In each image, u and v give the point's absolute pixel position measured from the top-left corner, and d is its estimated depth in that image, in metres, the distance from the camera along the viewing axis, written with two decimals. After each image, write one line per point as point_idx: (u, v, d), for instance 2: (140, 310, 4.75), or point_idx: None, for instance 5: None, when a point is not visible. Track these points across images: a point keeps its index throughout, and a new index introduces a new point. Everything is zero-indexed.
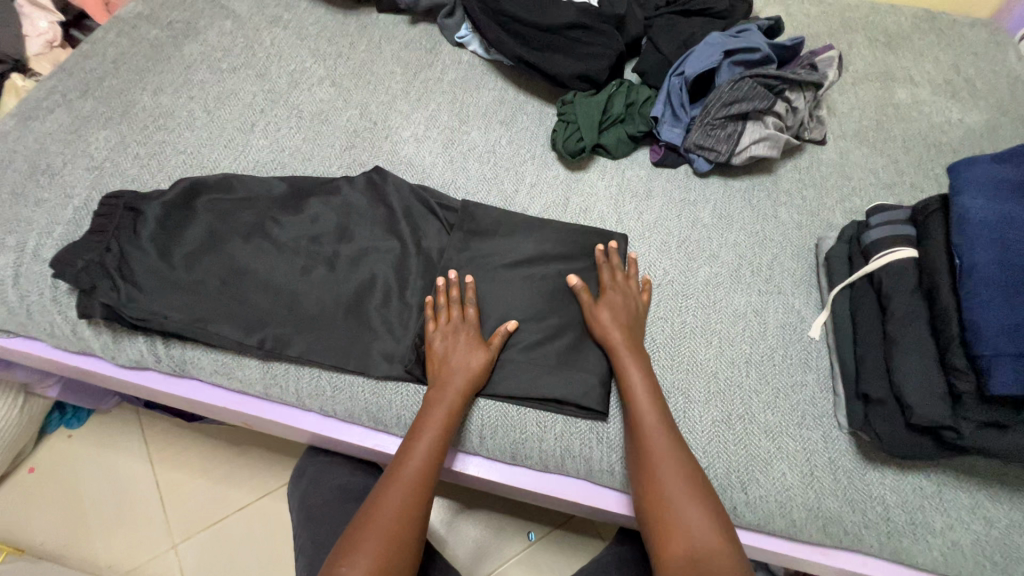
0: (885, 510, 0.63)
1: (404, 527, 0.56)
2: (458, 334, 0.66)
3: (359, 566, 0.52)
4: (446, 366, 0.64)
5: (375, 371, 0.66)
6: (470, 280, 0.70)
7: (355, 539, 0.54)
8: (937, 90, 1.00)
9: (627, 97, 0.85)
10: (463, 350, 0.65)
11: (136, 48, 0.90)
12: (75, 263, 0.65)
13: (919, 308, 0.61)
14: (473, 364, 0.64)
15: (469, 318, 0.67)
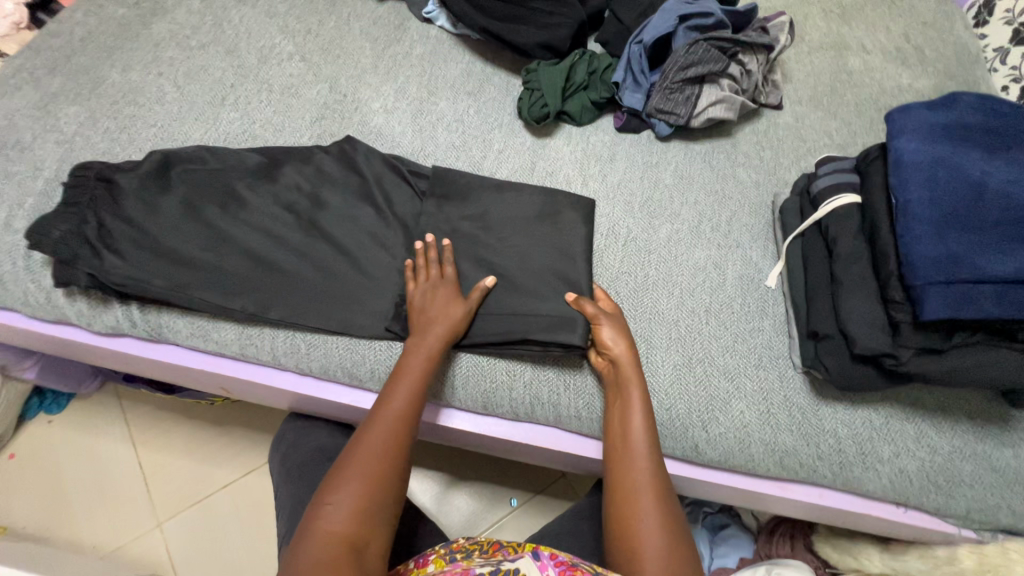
0: (837, 442, 0.67)
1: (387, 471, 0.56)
2: (436, 291, 0.67)
3: (342, 504, 0.52)
4: (424, 319, 0.65)
5: (350, 327, 0.68)
6: (448, 242, 0.70)
7: (338, 479, 0.54)
8: (888, 57, 1.04)
9: (589, 65, 0.88)
10: (441, 306, 0.66)
11: (104, 27, 0.90)
12: (48, 230, 0.66)
13: (862, 248, 0.65)
14: (453, 320, 0.65)
15: (446, 277, 0.68)
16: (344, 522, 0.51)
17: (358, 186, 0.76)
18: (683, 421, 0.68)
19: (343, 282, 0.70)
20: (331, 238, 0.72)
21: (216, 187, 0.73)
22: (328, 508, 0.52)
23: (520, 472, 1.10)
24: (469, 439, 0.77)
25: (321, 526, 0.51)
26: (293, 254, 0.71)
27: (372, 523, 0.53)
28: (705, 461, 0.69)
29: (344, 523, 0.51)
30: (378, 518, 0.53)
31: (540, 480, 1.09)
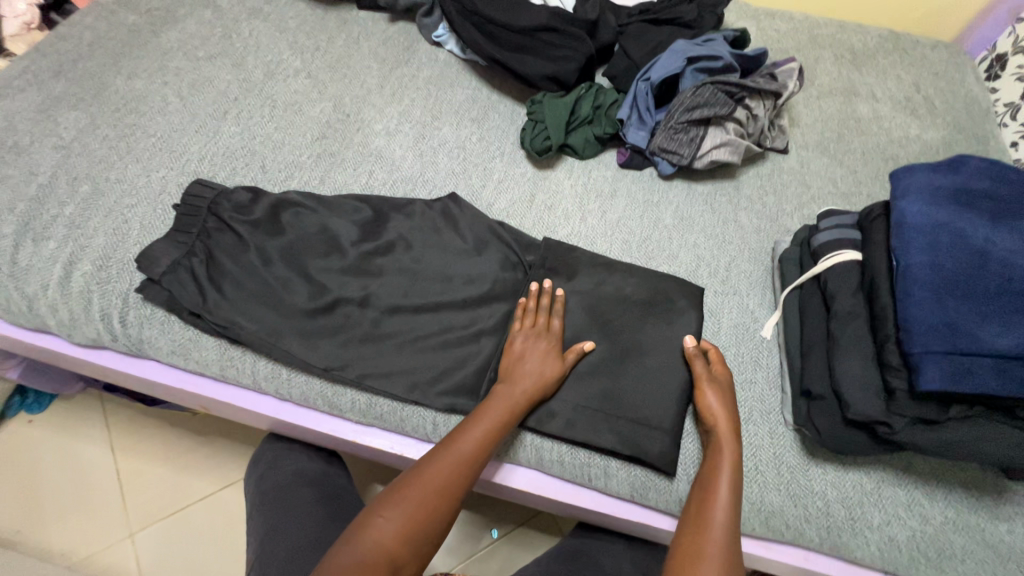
0: (826, 505, 0.65)
1: (451, 497, 0.55)
2: (538, 345, 0.66)
3: (394, 521, 0.52)
4: (520, 365, 0.65)
5: (329, 357, 0.66)
6: (562, 293, 0.70)
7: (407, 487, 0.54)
8: (897, 106, 1.03)
9: (595, 100, 0.87)
10: (538, 358, 0.65)
11: (114, 33, 0.90)
12: None
13: (860, 308, 0.64)
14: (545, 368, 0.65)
15: (552, 330, 0.68)
16: (393, 535, 0.51)
17: (355, 212, 0.75)
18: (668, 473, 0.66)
19: (329, 307, 0.68)
20: (320, 263, 0.71)
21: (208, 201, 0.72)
22: (386, 514, 0.52)
23: (503, 502, 1.08)
24: None
25: (371, 533, 0.51)
26: (280, 277, 0.69)
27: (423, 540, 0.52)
28: None
29: (396, 530, 0.51)
30: (423, 543, 0.52)
31: (524, 512, 1.07)
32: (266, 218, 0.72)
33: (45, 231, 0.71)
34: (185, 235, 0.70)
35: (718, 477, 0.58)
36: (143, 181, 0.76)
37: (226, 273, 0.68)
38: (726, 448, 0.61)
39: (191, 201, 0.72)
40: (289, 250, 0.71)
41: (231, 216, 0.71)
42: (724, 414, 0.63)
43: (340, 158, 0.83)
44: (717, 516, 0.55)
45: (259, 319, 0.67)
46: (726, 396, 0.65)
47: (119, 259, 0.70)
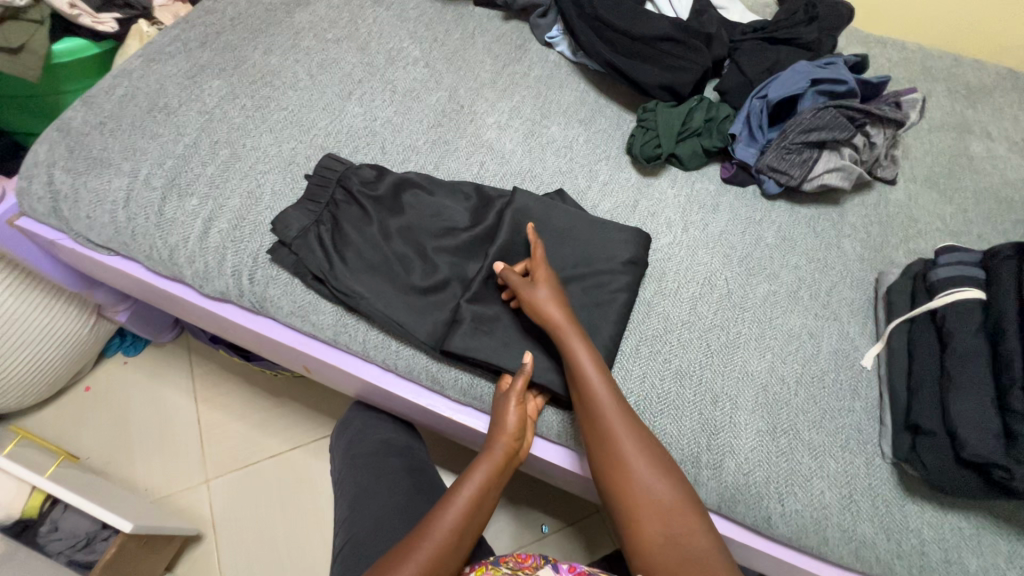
0: (920, 543, 0.64)
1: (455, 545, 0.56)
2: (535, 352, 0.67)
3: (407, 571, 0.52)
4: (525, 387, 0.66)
5: (438, 333, 0.69)
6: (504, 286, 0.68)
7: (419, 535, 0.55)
8: (1013, 147, 1.00)
9: (707, 113, 0.88)
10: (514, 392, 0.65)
11: (252, 11, 0.97)
12: None
13: (981, 348, 0.63)
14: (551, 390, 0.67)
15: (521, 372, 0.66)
16: None
17: (469, 199, 0.78)
18: (760, 489, 0.66)
19: (441, 285, 0.71)
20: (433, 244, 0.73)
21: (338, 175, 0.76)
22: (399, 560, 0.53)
23: (556, 499, 1.10)
24: (530, 461, 0.77)
25: None
26: (397, 251, 0.72)
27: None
28: (776, 535, 0.66)
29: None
30: None
31: (576, 512, 1.09)
32: (387, 197, 0.75)
33: (188, 188, 0.76)
34: (313, 204, 0.75)
35: (611, 419, 0.60)
36: (275, 150, 0.81)
37: (348, 245, 0.72)
38: (591, 388, 0.61)
39: (322, 173, 0.76)
40: (408, 227, 0.74)
41: (357, 191, 0.75)
42: (576, 339, 0.63)
43: (454, 146, 0.86)
44: (635, 458, 0.59)
45: (376, 289, 0.70)
46: (554, 286, 0.66)
47: (252, 221, 0.75)
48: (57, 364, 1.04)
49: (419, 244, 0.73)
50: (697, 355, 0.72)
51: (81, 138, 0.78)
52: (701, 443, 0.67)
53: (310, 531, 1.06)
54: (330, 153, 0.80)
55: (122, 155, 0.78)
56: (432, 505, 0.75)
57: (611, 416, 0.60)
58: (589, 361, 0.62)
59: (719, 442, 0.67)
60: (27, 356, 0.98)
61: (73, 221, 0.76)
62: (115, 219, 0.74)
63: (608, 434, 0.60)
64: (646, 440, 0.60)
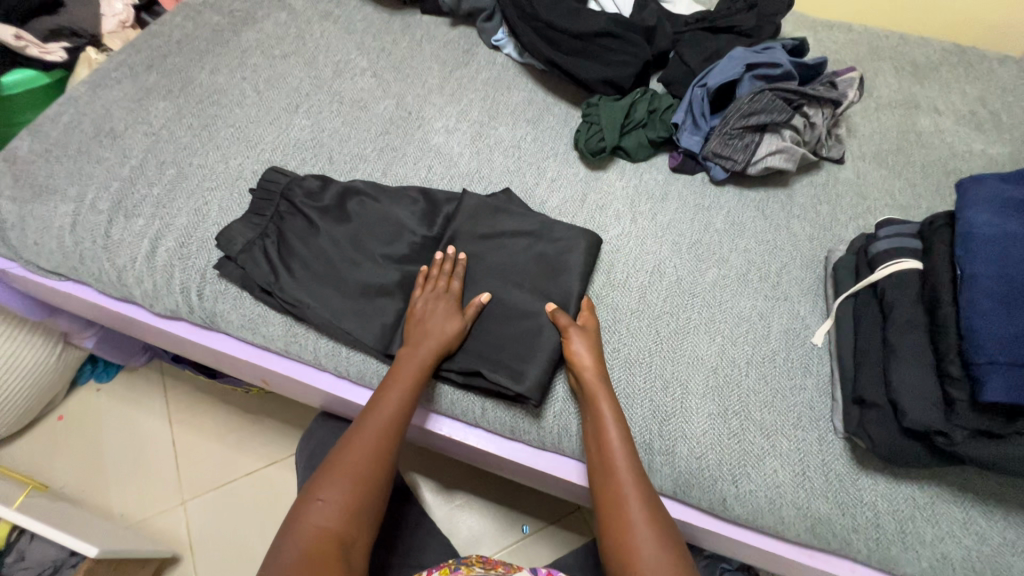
0: (875, 516, 0.64)
1: (355, 495, 0.57)
2: (438, 301, 0.69)
3: (332, 500, 0.56)
4: (421, 326, 0.67)
5: (384, 338, 0.69)
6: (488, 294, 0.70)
7: (324, 479, 0.57)
8: (960, 120, 1.01)
9: (650, 104, 0.89)
10: (441, 316, 0.67)
11: (199, 32, 0.98)
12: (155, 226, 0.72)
13: (919, 318, 0.63)
14: (451, 329, 0.67)
15: (452, 290, 0.70)
16: (330, 516, 0.55)
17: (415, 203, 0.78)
18: (714, 472, 0.66)
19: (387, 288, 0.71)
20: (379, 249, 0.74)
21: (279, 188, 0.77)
22: (307, 509, 0.55)
23: (535, 499, 1.09)
24: (494, 460, 0.77)
25: (311, 522, 0.54)
26: (343, 257, 0.73)
27: (359, 526, 0.56)
28: (733, 518, 0.67)
29: (327, 524, 0.54)
30: (365, 520, 0.57)
31: (556, 510, 1.09)
32: (331, 205, 0.76)
33: (135, 209, 0.77)
34: (260, 218, 0.75)
35: (618, 458, 0.61)
36: (223, 167, 0.82)
37: (294, 256, 0.72)
38: (604, 426, 0.62)
39: (266, 187, 0.77)
40: (353, 235, 0.74)
41: (300, 202, 0.75)
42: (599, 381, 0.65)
43: (402, 152, 0.87)
44: (634, 504, 0.58)
45: (322, 297, 0.70)
46: (592, 338, 0.68)
47: (199, 238, 0.75)
48: (26, 394, 1.04)
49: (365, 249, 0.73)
50: (647, 342, 0.73)
51: (27, 166, 0.79)
52: (653, 430, 0.68)
53: None
54: (276, 167, 0.80)
55: (69, 181, 0.78)
56: None
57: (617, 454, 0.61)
58: (606, 403, 0.64)
59: (670, 429, 0.68)
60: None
61: (22, 249, 0.76)
62: (62, 245, 0.75)
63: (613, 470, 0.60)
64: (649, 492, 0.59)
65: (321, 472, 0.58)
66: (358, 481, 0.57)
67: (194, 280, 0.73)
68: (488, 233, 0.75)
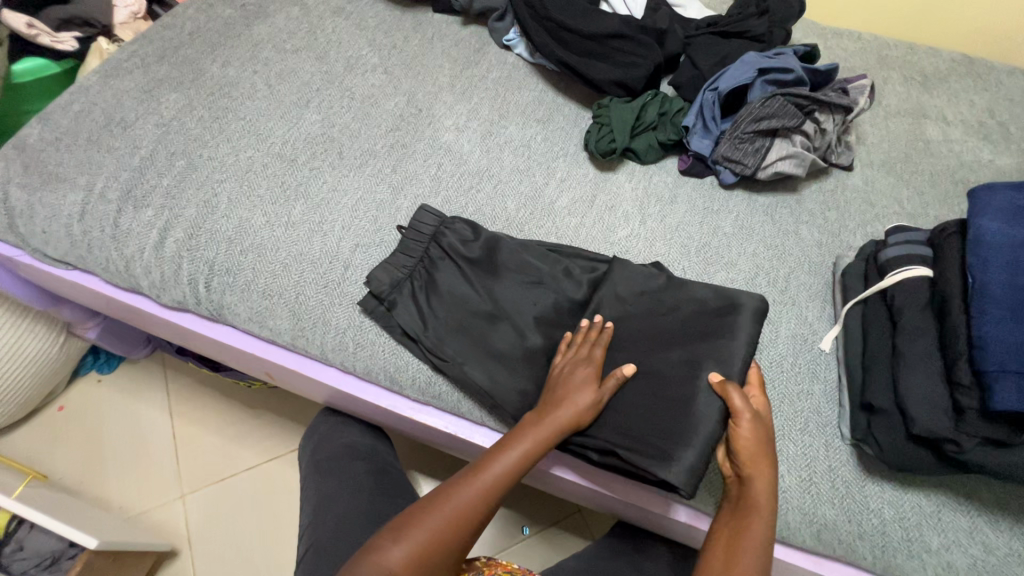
0: (881, 523, 0.63)
1: (435, 552, 0.53)
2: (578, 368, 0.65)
3: (407, 547, 0.52)
4: (555, 393, 0.63)
5: (466, 369, 0.67)
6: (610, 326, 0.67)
7: (406, 525, 0.54)
8: (968, 130, 1.01)
9: (661, 107, 0.89)
10: (579, 386, 0.63)
11: (211, 24, 0.98)
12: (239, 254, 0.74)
13: (929, 325, 0.63)
14: (586, 403, 0.62)
15: (594, 357, 0.65)
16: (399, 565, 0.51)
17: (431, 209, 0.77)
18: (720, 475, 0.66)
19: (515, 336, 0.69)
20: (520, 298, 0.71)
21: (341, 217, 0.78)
22: (381, 550, 0.52)
23: (534, 500, 1.09)
24: None
25: (379, 561, 0.51)
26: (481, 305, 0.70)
27: None
28: None
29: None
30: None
31: (557, 511, 1.09)
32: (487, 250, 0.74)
33: (144, 200, 0.77)
34: (407, 258, 0.73)
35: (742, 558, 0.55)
36: (232, 159, 0.81)
37: (435, 302, 0.71)
38: (749, 524, 0.57)
39: (416, 229, 0.74)
40: (502, 288, 0.71)
41: (453, 249, 0.73)
42: (764, 477, 0.59)
43: (412, 149, 0.87)
44: None
45: (454, 346, 0.69)
46: (765, 427, 0.61)
47: (208, 230, 0.75)
48: (27, 383, 1.04)
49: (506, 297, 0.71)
50: None
51: (36, 154, 0.79)
52: None
53: (287, 543, 1.05)
54: (430, 208, 0.76)
55: (78, 170, 0.78)
56: (398, 507, 0.75)
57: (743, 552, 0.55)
58: (759, 499, 0.58)
59: None
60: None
61: (29, 237, 0.76)
62: (70, 234, 0.75)
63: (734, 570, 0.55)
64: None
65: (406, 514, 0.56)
66: (447, 537, 0.54)
67: (202, 272, 0.73)
68: (629, 288, 0.71)
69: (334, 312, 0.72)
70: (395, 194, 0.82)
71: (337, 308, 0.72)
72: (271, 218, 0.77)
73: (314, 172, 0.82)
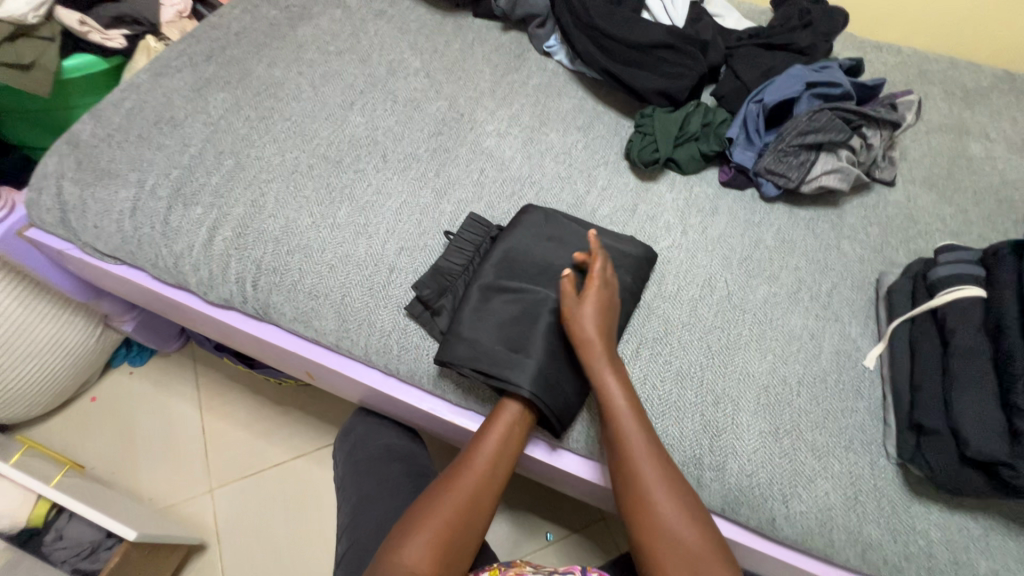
0: (928, 545, 0.63)
1: (446, 547, 0.57)
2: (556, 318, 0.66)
3: (420, 542, 0.56)
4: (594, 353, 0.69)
5: None
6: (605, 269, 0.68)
7: (415, 523, 0.58)
8: (1012, 148, 1.00)
9: (704, 118, 0.89)
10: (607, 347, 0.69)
11: (257, 25, 0.99)
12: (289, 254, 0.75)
13: (983, 346, 0.63)
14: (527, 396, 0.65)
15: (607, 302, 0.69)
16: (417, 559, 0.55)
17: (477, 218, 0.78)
18: (764, 491, 0.65)
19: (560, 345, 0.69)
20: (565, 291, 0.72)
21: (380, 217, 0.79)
22: (397, 550, 0.55)
23: (558, 506, 1.09)
24: (534, 465, 0.78)
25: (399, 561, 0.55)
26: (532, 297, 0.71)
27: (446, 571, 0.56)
28: (781, 538, 0.66)
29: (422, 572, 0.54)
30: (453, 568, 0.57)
31: (581, 518, 1.08)
32: (526, 243, 0.74)
33: (193, 198, 0.78)
34: (452, 265, 0.74)
35: (635, 452, 0.61)
36: (278, 160, 0.82)
37: (490, 298, 0.70)
38: (611, 414, 0.63)
39: (460, 237, 0.76)
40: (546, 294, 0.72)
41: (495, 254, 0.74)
42: (603, 358, 0.64)
43: (454, 153, 0.87)
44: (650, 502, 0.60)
45: (508, 337, 0.68)
46: (596, 305, 0.66)
47: (255, 229, 0.76)
48: (64, 373, 1.05)
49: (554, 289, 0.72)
50: (698, 356, 0.72)
51: (89, 150, 0.80)
52: (703, 445, 0.67)
53: (313, 540, 1.06)
54: (474, 217, 0.78)
55: (129, 166, 0.79)
56: None
57: (630, 444, 0.61)
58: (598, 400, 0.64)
59: (721, 444, 0.67)
60: (21, 368, 0.97)
61: (81, 231, 0.77)
62: (121, 229, 0.76)
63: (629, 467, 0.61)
64: (679, 486, 0.60)
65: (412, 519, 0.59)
66: (453, 525, 0.58)
67: (250, 271, 0.74)
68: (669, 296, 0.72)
69: (379, 315, 0.72)
70: (439, 198, 0.82)
71: (382, 310, 0.72)
72: (318, 219, 0.77)
73: (358, 174, 0.83)
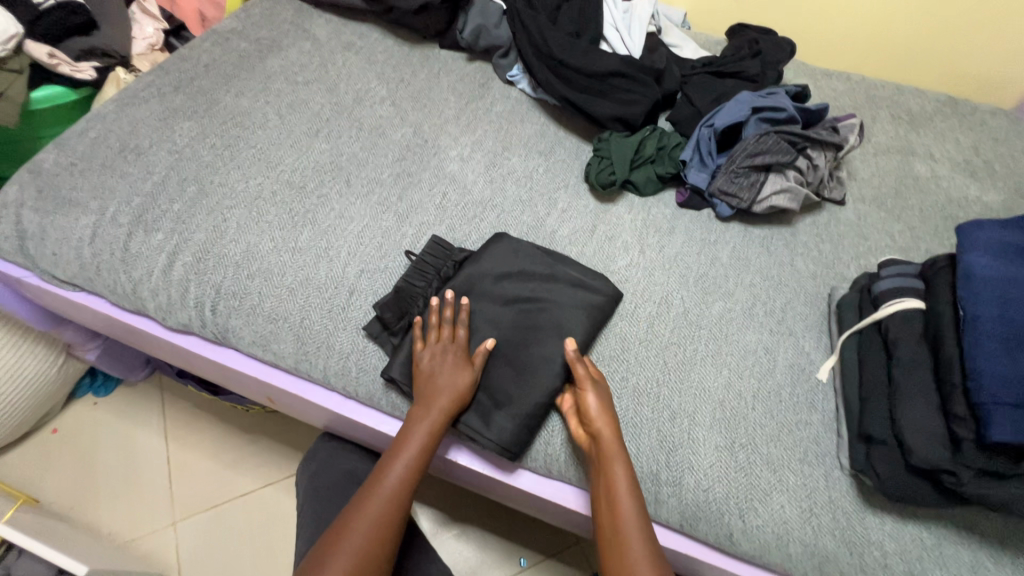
0: (883, 556, 0.63)
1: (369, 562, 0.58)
2: (445, 354, 0.68)
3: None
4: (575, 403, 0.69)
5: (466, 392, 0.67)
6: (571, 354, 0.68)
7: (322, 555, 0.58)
8: (956, 167, 1.05)
9: (659, 142, 0.92)
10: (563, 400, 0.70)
11: (227, 57, 1.01)
12: (251, 283, 0.75)
13: (924, 356, 0.64)
14: (464, 383, 0.67)
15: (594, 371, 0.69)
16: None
17: (442, 244, 0.78)
18: (721, 506, 0.66)
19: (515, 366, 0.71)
20: (514, 329, 0.73)
21: (339, 240, 0.80)
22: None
23: (532, 530, 1.08)
24: (495, 485, 0.77)
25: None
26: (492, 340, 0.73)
27: None
28: (740, 553, 0.66)
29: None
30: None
31: (555, 543, 1.07)
32: (488, 277, 0.76)
33: (155, 224, 0.78)
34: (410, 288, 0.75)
35: (620, 487, 0.62)
36: (242, 186, 0.83)
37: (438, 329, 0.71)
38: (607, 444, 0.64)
39: (425, 261, 0.77)
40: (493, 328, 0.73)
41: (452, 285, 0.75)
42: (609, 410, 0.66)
43: (418, 178, 0.89)
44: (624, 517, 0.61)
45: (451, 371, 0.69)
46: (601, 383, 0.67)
47: (215, 254, 0.77)
48: (23, 405, 1.03)
49: (512, 327, 0.73)
50: (654, 373, 0.73)
51: (51, 178, 0.81)
52: (660, 460, 0.68)
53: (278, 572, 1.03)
54: (439, 240, 0.78)
55: (91, 194, 0.80)
56: None
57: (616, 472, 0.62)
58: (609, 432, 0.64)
59: (678, 459, 0.68)
60: None
61: (39, 259, 0.77)
62: (80, 256, 0.76)
63: (612, 493, 0.62)
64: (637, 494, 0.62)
65: (331, 539, 0.59)
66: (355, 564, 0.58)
67: (209, 296, 0.75)
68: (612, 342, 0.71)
69: (337, 337, 0.73)
70: (401, 221, 0.83)
71: (341, 333, 0.73)
72: (279, 243, 0.78)
73: (322, 200, 0.84)
